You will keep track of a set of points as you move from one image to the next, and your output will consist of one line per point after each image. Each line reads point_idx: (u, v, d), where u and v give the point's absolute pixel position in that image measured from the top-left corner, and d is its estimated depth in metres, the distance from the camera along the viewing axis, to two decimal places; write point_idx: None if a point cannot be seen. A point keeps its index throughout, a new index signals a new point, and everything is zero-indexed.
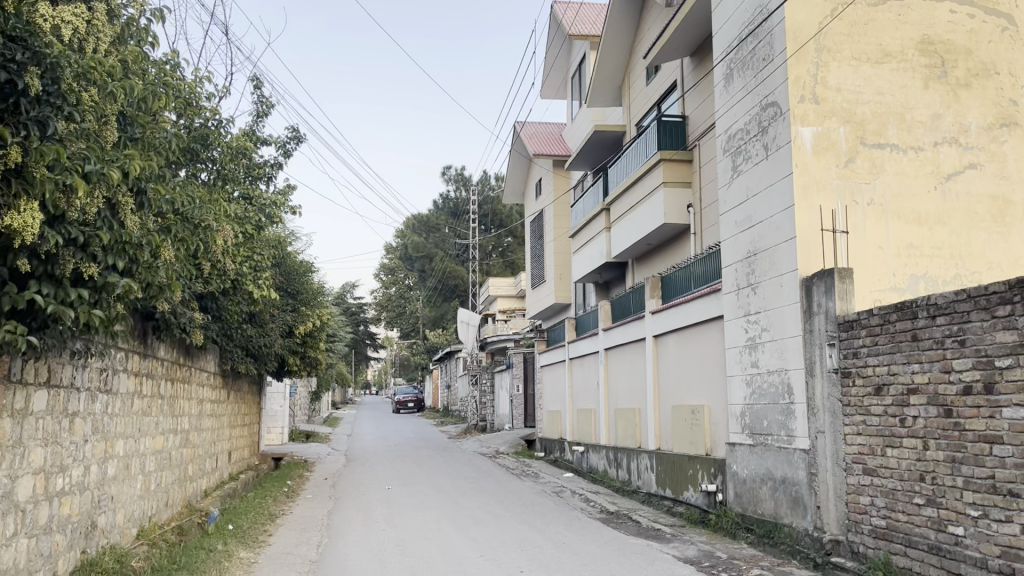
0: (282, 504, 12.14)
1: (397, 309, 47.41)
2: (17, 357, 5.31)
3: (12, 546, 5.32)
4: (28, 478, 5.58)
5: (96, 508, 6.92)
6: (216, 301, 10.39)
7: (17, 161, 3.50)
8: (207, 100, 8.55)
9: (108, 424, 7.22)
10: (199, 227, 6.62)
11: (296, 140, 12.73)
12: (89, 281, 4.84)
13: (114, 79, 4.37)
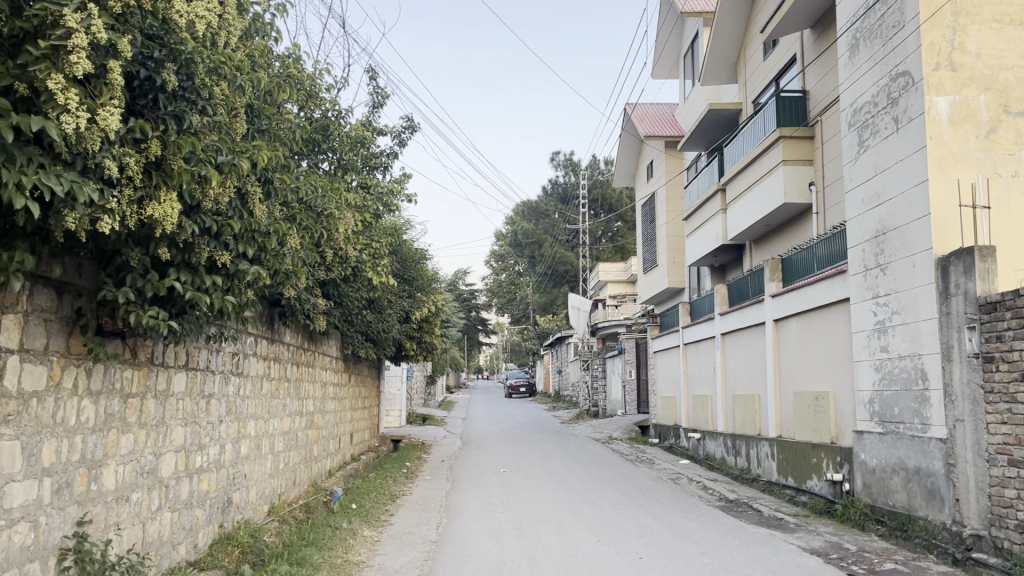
0: (402, 485, 12.48)
1: (508, 294, 47.85)
2: (159, 341, 5.63)
3: (157, 519, 5.66)
4: (171, 455, 5.92)
5: (232, 485, 7.29)
6: (337, 287, 10.72)
7: (156, 154, 3.65)
8: (326, 92, 8.81)
9: (240, 406, 7.60)
10: (323, 215, 6.84)
11: (411, 128, 12.98)
12: (222, 269, 5.05)
13: (243, 72, 4.54)
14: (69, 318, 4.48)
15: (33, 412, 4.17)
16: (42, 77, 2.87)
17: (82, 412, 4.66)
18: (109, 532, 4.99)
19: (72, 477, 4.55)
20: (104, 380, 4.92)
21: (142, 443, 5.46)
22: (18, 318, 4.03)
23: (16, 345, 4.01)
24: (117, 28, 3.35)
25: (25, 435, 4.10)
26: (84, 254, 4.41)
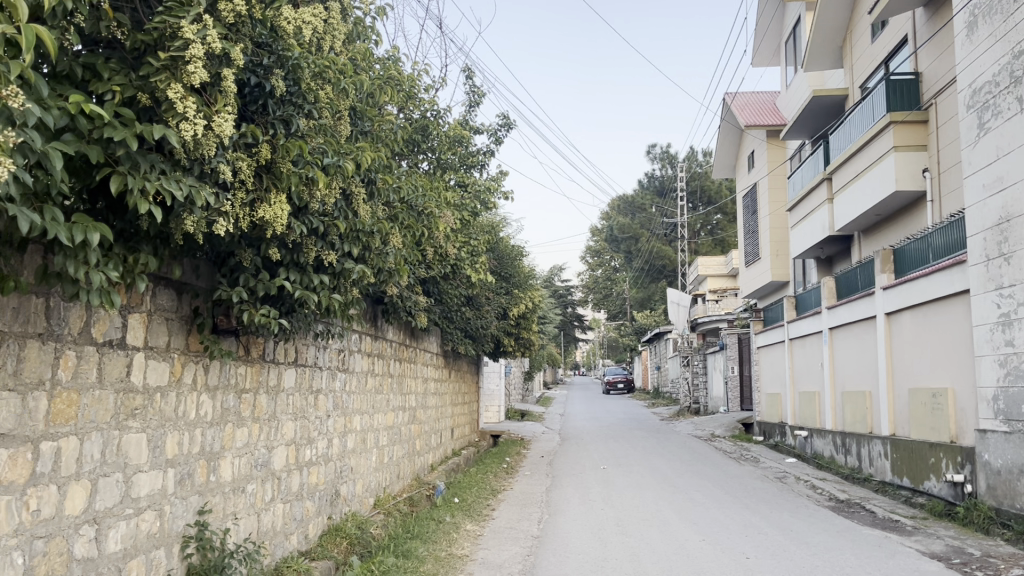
0: (503, 480, 12.57)
1: (604, 290, 47.56)
2: (270, 339, 5.83)
3: (271, 510, 5.88)
4: (282, 448, 6.14)
5: (339, 478, 7.50)
6: (437, 285, 10.88)
7: (267, 157, 3.78)
8: (425, 93, 8.95)
9: (346, 401, 7.80)
10: (423, 214, 6.94)
11: (507, 126, 13.04)
12: (328, 268, 5.20)
13: (346, 75, 4.64)
14: (188, 317, 4.70)
15: (158, 406, 4.39)
16: (163, 86, 3.01)
17: (202, 406, 4.88)
18: (227, 521, 5.20)
19: (193, 469, 4.77)
20: (220, 376, 5.14)
21: (256, 437, 5.68)
22: (142, 317, 4.25)
23: (141, 343, 4.23)
24: (229, 37, 3.47)
25: (151, 427, 4.32)
26: (201, 256, 4.61)
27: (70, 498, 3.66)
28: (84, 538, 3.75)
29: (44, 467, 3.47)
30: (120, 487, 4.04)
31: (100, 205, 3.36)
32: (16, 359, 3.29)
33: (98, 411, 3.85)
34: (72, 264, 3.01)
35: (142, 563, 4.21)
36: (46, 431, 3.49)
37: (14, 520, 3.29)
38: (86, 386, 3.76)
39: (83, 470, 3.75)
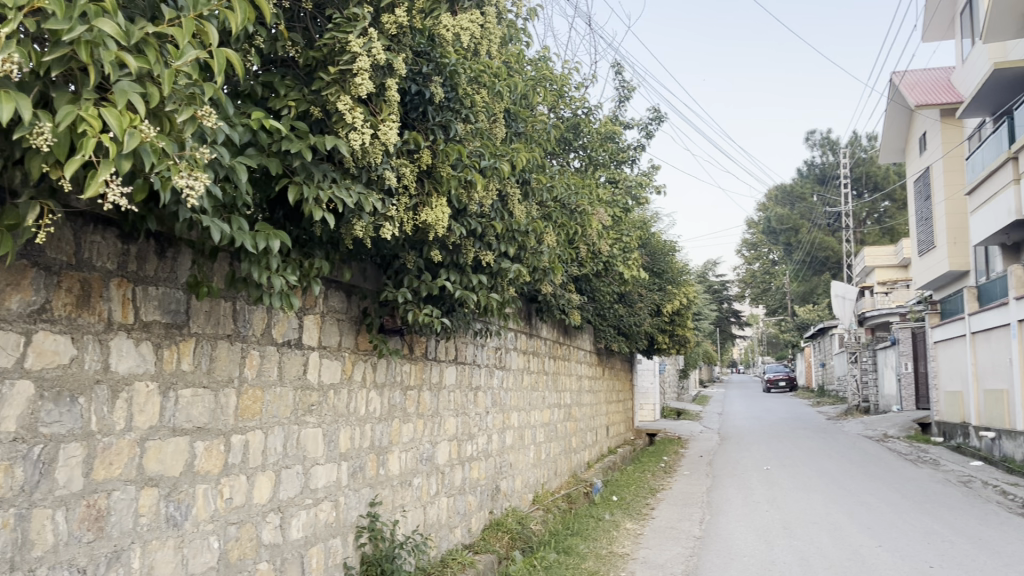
0: (661, 479, 12.39)
1: (762, 284, 45.89)
2: (431, 337, 6.03)
3: (436, 504, 6.09)
4: (445, 443, 6.33)
5: (499, 474, 7.66)
6: (590, 282, 10.86)
7: (428, 163, 3.90)
8: (575, 91, 8.97)
9: (504, 398, 7.95)
10: (576, 211, 6.94)
11: (657, 119, 12.86)
12: (486, 268, 5.31)
13: (500, 79, 4.71)
14: (357, 317, 4.94)
15: (332, 402, 4.64)
16: (333, 99, 3.17)
17: (371, 402, 5.11)
18: (396, 513, 5.43)
19: (364, 462, 5.01)
20: (387, 373, 5.37)
21: (421, 432, 5.89)
22: (316, 319, 4.50)
23: (316, 343, 4.49)
24: (392, 48, 3.60)
25: (326, 422, 4.58)
26: (369, 260, 4.83)
27: (257, 488, 3.93)
28: (270, 525, 4.02)
29: (235, 458, 3.75)
30: (301, 478, 4.30)
31: (279, 214, 3.59)
32: (209, 359, 3.57)
33: (280, 407, 4.12)
34: (256, 270, 3.23)
35: (322, 551, 4.47)
36: (236, 425, 3.77)
37: (211, 507, 3.57)
38: (268, 383, 4.03)
39: (269, 462, 4.02)
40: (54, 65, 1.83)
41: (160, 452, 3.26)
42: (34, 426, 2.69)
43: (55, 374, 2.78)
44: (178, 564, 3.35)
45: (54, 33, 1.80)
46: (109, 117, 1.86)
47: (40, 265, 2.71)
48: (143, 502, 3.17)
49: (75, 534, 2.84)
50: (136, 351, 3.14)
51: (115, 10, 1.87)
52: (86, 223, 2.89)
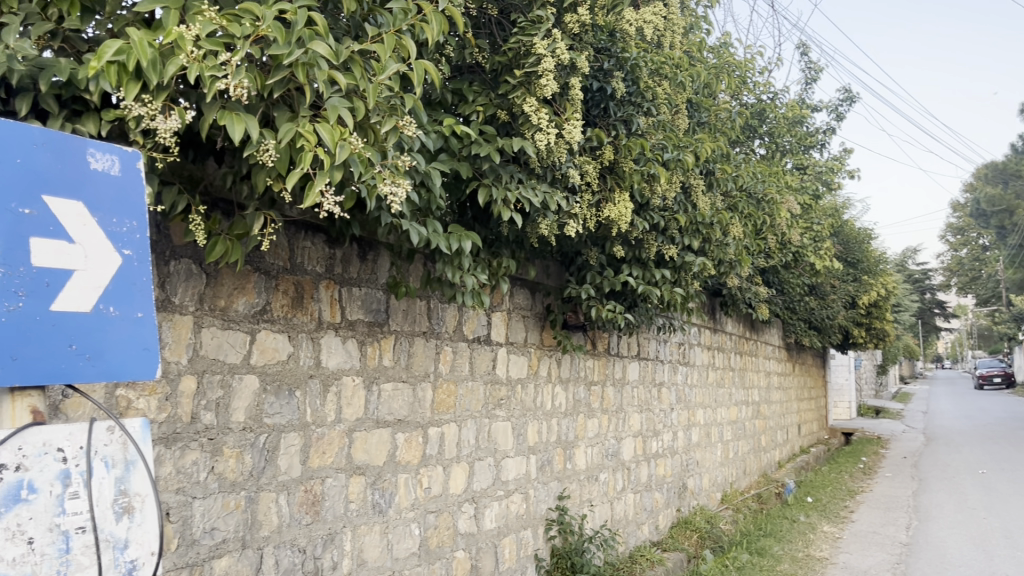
0: (860, 480, 11.69)
1: (972, 272, 42.10)
2: (614, 333, 6.02)
3: (623, 499, 6.10)
4: (630, 439, 6.31)
5: (686, 471, 7.53)
6: (777, 274, 10.42)
7: (610, 159, 3.89)
8: (759, 76, 8.65)
9: (689, 394, 7.81)
10: (764, 201, 6.67)
11: (849, 99, 12.16)
12: (670, 262, 5.20)
13: (682, 69, 4.62)
14: (541, 314, 5.03)
15: (519, 397, 4.75)
16: (519, 102, 3.24)
17: (556, 397, 5.19)
18: (584, 507, 5.49)
19: (552, 456, 5.10)
20: (572, 369, 5.42)
21: (606, 428, 5.91)
22: (503, 316, 4.63)
23: (503, 339, 4.61)
24: (573, 47, 3.62)
25: (515, 416, 4.70)
26: (552, 256, 4.88)
27: (453, 478, 4.11)
28: (466, 515, 4.19)
29: (433, 450, 3.94)
30: (493, 469, 4.45)
31: (469, 215, 3.71)
32: (407, 355, 3.76)
33: (472, 401, 4.28)
34: (449, 270, 3.35)
35: (514, 541, 4.61)
36: (433, 417, 3.95)
37: (412, 495, 3.77)
38: (461, 378, 4.19)
39: (463, 453, 4.19)
40: (276, 87, 2.01)
41: (366, 442, 3.48)
42: (260, 417, 2.96)
43: (275, 369, 3.04)
44: (385, 548, 3.57)
45: (276, 58, 1.97)
46: (323, 131, 2.02)
47: (260, 270, 2.97)
48: (352, 489, 3.40)
49: (295, 516, 3.09)
50: (343, 348, 3.37)
51: (327, 33, 2.02)
52: (299, 230, 3.13)
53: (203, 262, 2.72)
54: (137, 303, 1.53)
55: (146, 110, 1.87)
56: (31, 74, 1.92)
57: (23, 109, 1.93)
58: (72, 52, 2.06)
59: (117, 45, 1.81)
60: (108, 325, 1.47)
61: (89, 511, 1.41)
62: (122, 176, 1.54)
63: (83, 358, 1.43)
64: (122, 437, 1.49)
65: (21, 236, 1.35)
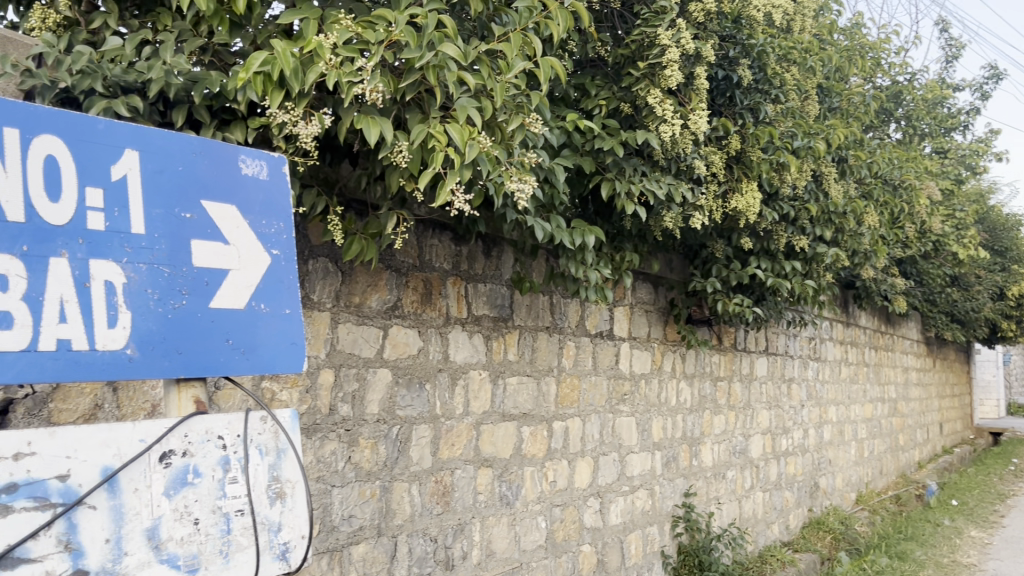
0: (1011, 483, 10.92)
1: None
2: (740, 328, 5.86)
3: (752, 498, 5.94)
4: (759, 437, 6.14)
5: (818, 470, 7.27)
6: (916, 265, 9.86)
7: (737, 148, 3.79)
8: (895, 56, 8.21)
9: (821, 391, 7.52)
10: (901, 187, 6.34)
11: (995, 77, 11.37)
12: (800, 254, 5.01)
13: (812, 53, 4.45)
14: (665, 308, 4.97)
15: (643, 392, 4.71)
16: (644, 94, 3.21)
17: (681, 393, 5.12)
18: (712, 505, 5.39)
19: (678, 453, 5.03)
20: (697, 364, 5.33)
21: (733, 424, 5.78)
22: (626, 310, 4.59)
23: (626, 334, 4.58)
24: (698, 36, 3.55)
25: (639, 412, 4.67)
26: (675, 250, 4.80)
27: (579, 473, 4.12)
28: (592, 509, 4.19)
29: (558, 444, 3.97)
30: (617, 465, 4.43)
31: (591, 210, 3.71)
32: (531, 349, 3.80)
33: (596, 395, 4.28)
34: (573, 265, 3.36)
35: (640, 537, 4.58)
36: (557, 412, 3.98)
37: (538, 488, 3.81)
38: (585, 372, 4.20)
39: (587, 448, 4.19)
40: (408, 89, 2.08)
41: (492, 435, 3.54)
42: (392, 409, 3.06)
43: (406, 363, 3.13)
44: (513, 540, 3.63)
45: (408, 61, 2.03)
46: (453, 131, 2.07)
47: (392, 268, 3.07)
48: (480, 481, 3.47)
49: (426, 506, 3.18)
50: (470, 343, 3.44)
51: (457, 35, 2.07)
52: (427, 228, 3.21)
53: (338, 260, 2.84)
54: (285, 299, 1.62)
55: (289, 117, 1.98)
56: (185, 87, 2.06)
57: (179, 120, 2.07)
58: (221, 65, 2.19)
59: (263, 56, 1.92)
60: (260, 321, 1.56)
61: (247, 495, 1.50)
62: (269, 180, 1.63)
63: (238, 352, 1.52)
64: (275, 426, 1.58)
65: (183, 238, 1.46)
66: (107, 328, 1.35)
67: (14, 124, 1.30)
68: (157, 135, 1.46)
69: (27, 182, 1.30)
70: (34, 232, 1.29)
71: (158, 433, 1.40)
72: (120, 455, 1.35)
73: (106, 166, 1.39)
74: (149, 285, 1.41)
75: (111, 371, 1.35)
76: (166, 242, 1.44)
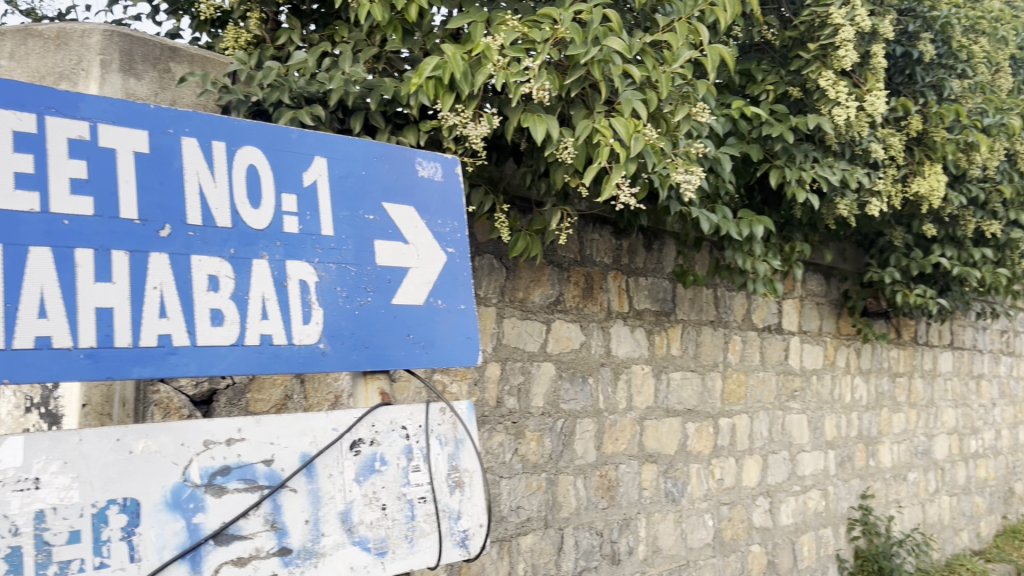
0: None
1: None
2: (922, 320, 5.48)
3: (937, 502, 5.55)
4: (944, 437, 5.72)
5: (1013, 475, 6.68)
6: None
7: (918, 129, 3.55)
8: None
9: (1015, 389, 6.90)
10: None
11: None
12: (991, 240, 4.61)
13: (1004, 21, 4.07)
14: (838, 301, 4.73)
15: (815, 388, 4.51)
16: (815, 77, 3.08)
17: (856, 389, 4.86)
18: (892, 508, 5.08)
19: (853, 452, 4.79)
20: (873, 359, 5.04)
21: (914, 423, 5.42)
22: (796, 303, 4.41)
23: (796, 327, 4.40)
24: (875, 12, 3.34)
25: (811, 409, 4.47)
26: (848, 239, 4.55)
27: (747, 471, 4.01)
28: (761, 509, 4.06)
29: (725, 441, 3.87)
30: (788, 464, 4.27)
31: (758, 199, 3.59)
32: (695, 343, 3.73)
33: (764, 391, 4.14)
34: (740, 257, 3.25)
35: (813, 539, 4.40)
36: (724, 408, 3.88)
37: (705, 486, 3.74)
38: (752, 368, 4.07)
39: (755, 445, 4.06)
40: (573, 86, 2.10)
41: (657, 430, 3.51)
42: (557, 403, 3.10)
43: (569, 357, 3.16)
44: (679, 537, 3.58)
45: (573, 58, 2.05)
46: (619, 125, 2.07)
47: (554, 263, 3.10)
48: (646, 476, 3.44)
49: (592, 500, 3.20)
50: (632, 337, 3.42)
51: (621, 28, 2.06)
52: (588, 223, 3.22)
53: (503, 257, 2.90)
54: (460, 296, 1.67)
55: (459, 118, 2.04)
56: (362, 95, 2.17)
57: (357, 127, 2.18)
58: (394, 72, 2.30)
59: (434, 61, 2.01)
60: (437, 317, 1.62)
61: (429, 483, 1.57)
62: (444, 181, 1.69)
63: (418, 346, 1.59)
64: (452, 417, 1.64)
65: (366, 239, 1.55)
66: (302, 325, 1.45)
67: (220, 138, 1.42)
68: (342, 143, 1.56)
69: (232, 190, 1.42)
70: (239, 236, 1.41)
71: (348, 422, 1.49)
72: (316, 443, 1.45)
73: (298, 173, 1.50)
74: (338, 284, 1.51)
75: (306, 364, 1.45)
76: (352, 243, 1.53)
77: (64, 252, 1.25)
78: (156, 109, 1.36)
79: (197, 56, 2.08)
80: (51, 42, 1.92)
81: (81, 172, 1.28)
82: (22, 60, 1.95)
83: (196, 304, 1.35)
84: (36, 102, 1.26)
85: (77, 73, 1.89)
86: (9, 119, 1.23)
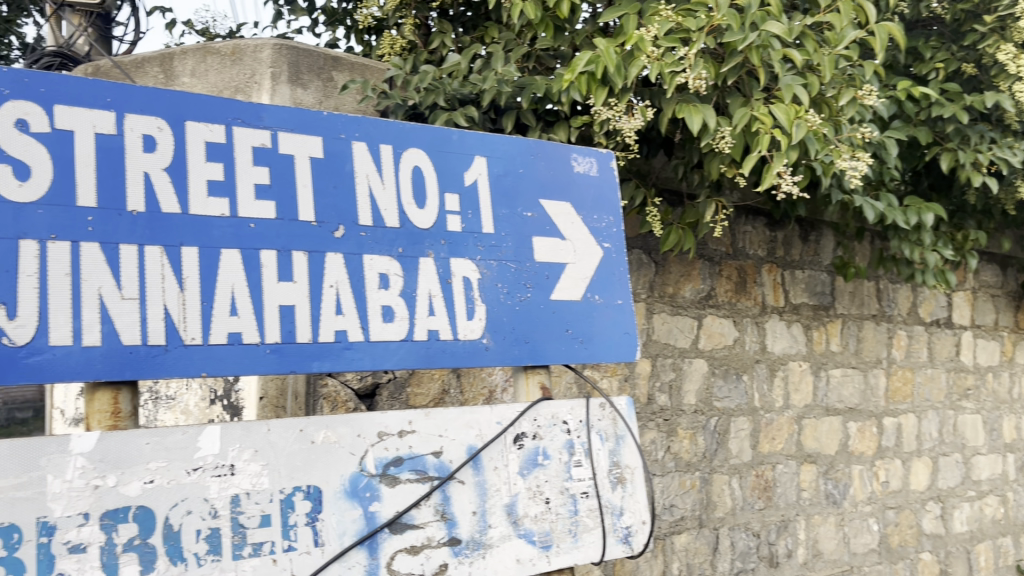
0: None
1: None
2: None
3: None
4: None
5: None
6: None
7: None
8: None
9: None
10: None
11: None
12: None
13: None
14: (1015, 292, 4.37)
15: (991, 387, 4.19)
16: (992, 51, 2.86)
17: None
18: None
19: None
20: None
21: None
22: (968, 295, 4.11)
23: (968, 321, 4.10)
24: None
25: (986, 409, 4.15)
26: None
27: (915, 474, 3.77)
28: (932, 514, 3.81)
29: (890, 441, 3.66)
30: (962, 467, 3.98)
31: (926, 184, 3.36)
32: (857, 339, 3.55)
33: (933, 389, 3.88)
34: (907, 247, 3.06)
35: (991, 549, 4.08)
36: (889, 407, 3.67)
37: (869, 488, 3.55)
38: (919, 365, 3.83)
39: (924, 447, 3.82)
40: (729, 74, 2.04)
41: (816, 429, 3.36)
42: (710, 400, 3.02)
43: (723, 353, 3.07)
44: (842, 541, 3.41)
45: (730, 44, 2.00)
46: (779, 112, 2.00)
47: (705, 257, 3.03)
48: (805, 477, 3.30)
49: (748, 500, 3.10)
50: (789, 333, 3.29)
51: (780, 12, 1.99)
52: (740, 215, 3.13)
53: (653, 252, 2.86)
54: (617, 291, 1.66)
55: (612, 112, 2.03)
56: (513, 94, 2.21)
57: (508, 126, 2.21)
58: (543, 69, 2.31)
59: (587, 55, 2.00)
60: (596, 311, 1.62)
61: (591, 478, 1.57)
62: (599, 176, 1.69)
63: (578, 342, 1.59)
64: (613, 413, 1.63)
65: (526, 236, 1.57)
66: (466, 320, 1.49)
67: (387, 140, 1.48)
68: (500, 141, 1.58)
69: (399, 192, 1.47)
70: (407, 236, 1.46)
71: (511, 417, 1.52)
72: (481, 436, 1.48)
73: (460, 173, 1.53)
74: (499, 280, 1.53)
75: (471, 359, 1.49)
76: (512, 240, 1.56)
77: (252, 253, 1.33)
78: (329, 116, 1.44)
79: (358, 64, 2.17)
80: (227, 58, 2.05)
81: (265, 178, 1.36)
82: (201, 76, 2.07)
83: (369, 301, 1.41)
84: (225, 114, 1.35)
85: (252, 86, 2.02)
86: (202, 130, 1.33)
